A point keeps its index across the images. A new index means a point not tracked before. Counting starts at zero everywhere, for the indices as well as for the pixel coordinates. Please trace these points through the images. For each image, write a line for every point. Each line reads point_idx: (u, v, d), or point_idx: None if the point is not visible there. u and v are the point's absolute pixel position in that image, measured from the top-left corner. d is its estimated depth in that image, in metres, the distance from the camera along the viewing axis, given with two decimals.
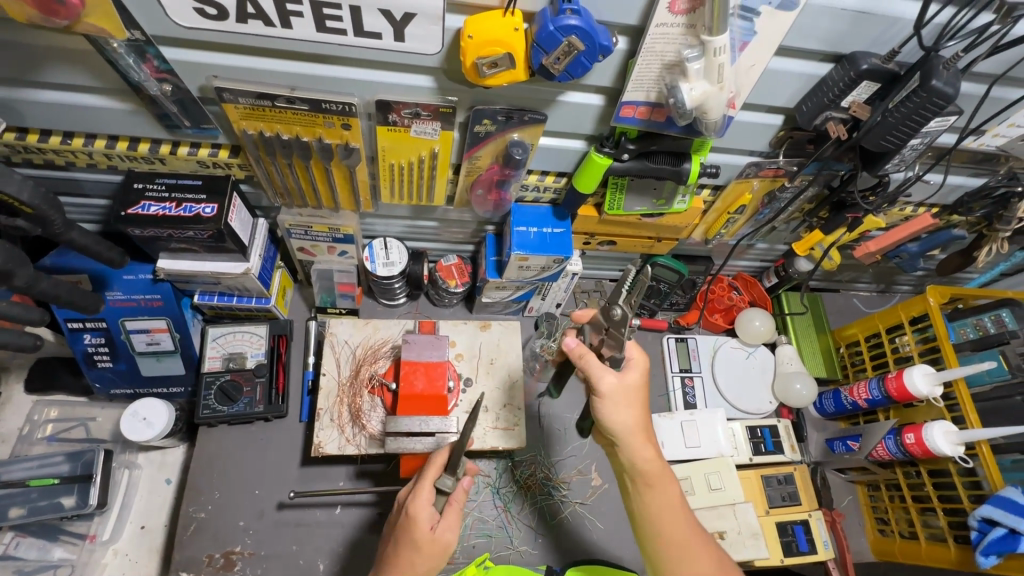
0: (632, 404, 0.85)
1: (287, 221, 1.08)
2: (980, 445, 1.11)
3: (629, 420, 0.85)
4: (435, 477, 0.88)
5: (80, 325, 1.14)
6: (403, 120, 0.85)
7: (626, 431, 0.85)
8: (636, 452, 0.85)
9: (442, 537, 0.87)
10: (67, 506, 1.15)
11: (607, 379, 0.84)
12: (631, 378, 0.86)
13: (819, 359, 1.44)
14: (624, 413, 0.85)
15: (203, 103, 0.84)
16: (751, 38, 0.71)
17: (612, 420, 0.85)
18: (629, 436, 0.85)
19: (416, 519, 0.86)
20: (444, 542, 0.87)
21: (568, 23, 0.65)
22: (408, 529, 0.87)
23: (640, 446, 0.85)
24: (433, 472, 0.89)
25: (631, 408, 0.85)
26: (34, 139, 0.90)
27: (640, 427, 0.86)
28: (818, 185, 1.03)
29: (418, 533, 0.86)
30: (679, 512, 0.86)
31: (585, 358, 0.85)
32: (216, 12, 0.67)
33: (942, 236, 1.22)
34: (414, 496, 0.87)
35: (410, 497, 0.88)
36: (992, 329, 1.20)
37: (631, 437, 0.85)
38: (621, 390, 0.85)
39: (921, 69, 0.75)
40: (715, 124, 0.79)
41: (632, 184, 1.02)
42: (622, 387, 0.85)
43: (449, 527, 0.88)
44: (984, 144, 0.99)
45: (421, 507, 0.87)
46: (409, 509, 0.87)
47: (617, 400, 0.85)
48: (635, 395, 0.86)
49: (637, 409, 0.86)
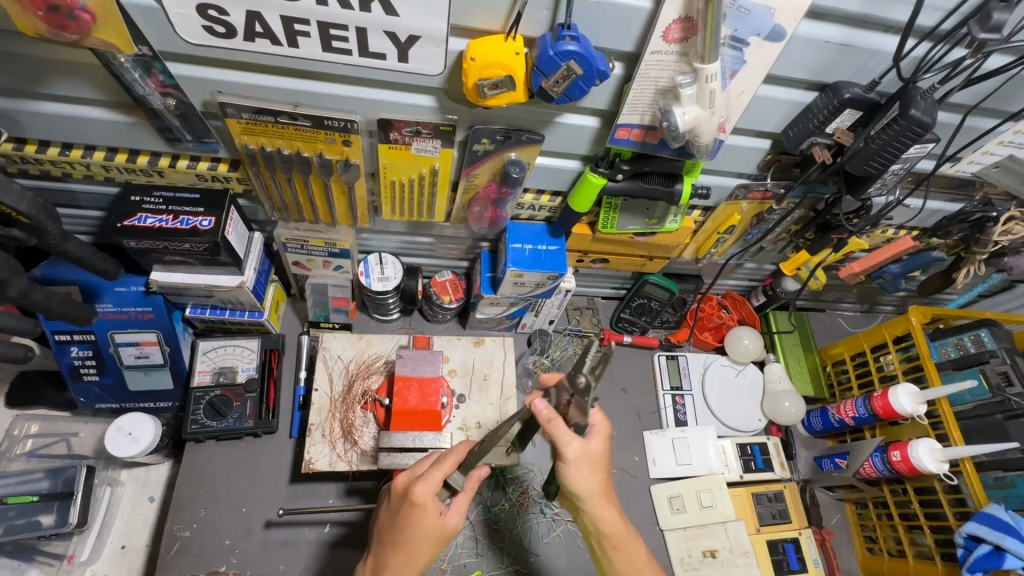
0: (593, 471, 0.85)
1: (283, 235, 1.08)
2: (964, 463, 1.13)
3: (595, 484, 0.85)
4: (448, 471, 0.85)
5: (68, 337, 1.12)
6: (403, 138, 0.87)
7: (592, 494, 0.85)
8: (601, 513, 0.87)
9: (450, 521, 0.86)
10: (45, 524, 1.11)
11: (573, 447, 0.81)
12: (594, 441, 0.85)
13: (806, 377, 1.46)
14: (590, 478, 0.84)
15: (206, 117, 0.85)
16: (741, 66, 0.74)
17: (579, 486, 0.84)
18: (595, 499, 0.86)
19: (424, 507, 0.83)
20: (451, 527, 0.86)
21: (567, 49, 0.68)
22: (414, 516, 0.83)
23: (606, 508, 0.87)
24: (447, 465, 0.85)
25: (595, 473, 0.85)
26: (32, 149, 0.90)
27: (603, 492, 0.86)
28: (804, 208, 1.07)
29: (427, 520, 0.83)
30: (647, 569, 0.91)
31: (553, 423, 0.80)
32: (224, 30, 0.69)
33: (924, 258, 1.26)
34: (422, 482, 0.83)
35: (416, 484, 0.83)
36: (972, 348, 1.22)
37: (597, 499, 0.86)
38: (587, 455, 0.83)
39: (900, 99, 0.79)
40: (707, 146, 0.82)
41: (626, 205, 1.05)
42: (586, 454, 0.83)
43: (457, 512, 0.87)
44: (960, 170, 1.04)
45: (430, 496, 0.83)
46: (414, 496, 0.83)
47: (582, 466, 0.83)
48: (598, 460, 0.85)
49: (600, 476, 0.86)
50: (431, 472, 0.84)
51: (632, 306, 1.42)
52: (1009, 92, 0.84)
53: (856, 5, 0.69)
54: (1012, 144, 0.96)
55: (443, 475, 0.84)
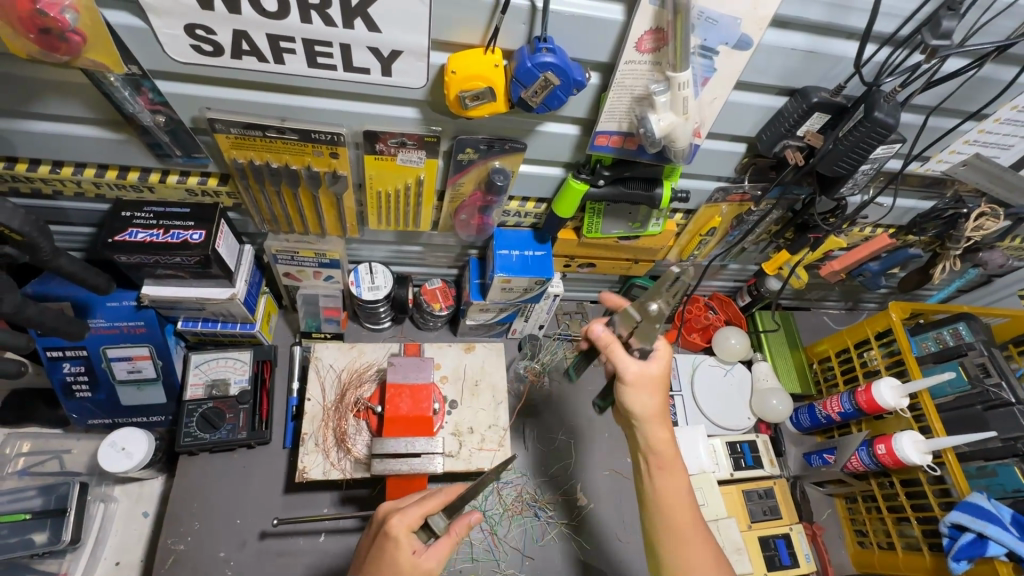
0: (651, 392, 0.87)
1: (273, 246, 1.10)
2: (946, 454, 1.15)
3: (652, 405, 0.87)
4: (429, 510, 0.85)
5: (60, 354, 1.13)
6: (389, 149, 0.89)
7: (650, 415, 0.87)
8: (657, 434, 0.87)
9: (425, 564, 0.82)
10: (38, 542, 1.11)
11: (628, 362, 0.87)
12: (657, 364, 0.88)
13: (793, 375, 1.49)
14: (645, 397, 0.87)
15: (195, 133, 0.87)
16: (711, 74, 0.77)
17: (636, 404, 0.87)
18: (650, 418, 0.87)
19: (397, 541, 0.81)
20: (424, 570, 0.82)
21: (544, 60, 0.70)
22: (386, 548, 0.82)
23: (659, 431, 0.87)
24: (430, 504, 0.85)
25: (654, 393, 0.87)
26: (22, 168, 0.92)
27: (660, 414, 0.87)
28: (781, 209, 1.10)
29: (398, 556, 0.81)
30: (686, 503, 0.86)
31: (611, 347, 0.88)
32: (212, 48, 0.71)
33: (901, 255, 1.30)
34: (398, 514, 0.84)
35: (393, 516, 0.84)
36: (951, 341, 1.26)
37: (656, 421, 0.86)
38: (644, 377, 0.87)
39: (865, 102, 0.83)
40: (683, 151, 0.85)
41: (609, 209, 1.08)
42: (643, 375, 0.87)
43: (434, 556, 0.83)
44: (930, 169, 1.07)
45: (405, 530, 0.82)
46: (389, 527, 0.83)
47: (639, 385, 0.87)
48: (657, 382, 0.88)
49: (658, 397, 0.87)
50: (412, 507, 0.85)
51: None
52: (968, 92, 0.88)
53: (818, 14, 0.72)
54: (977, 142, 1.00)
55: (423, 512, 0.84)
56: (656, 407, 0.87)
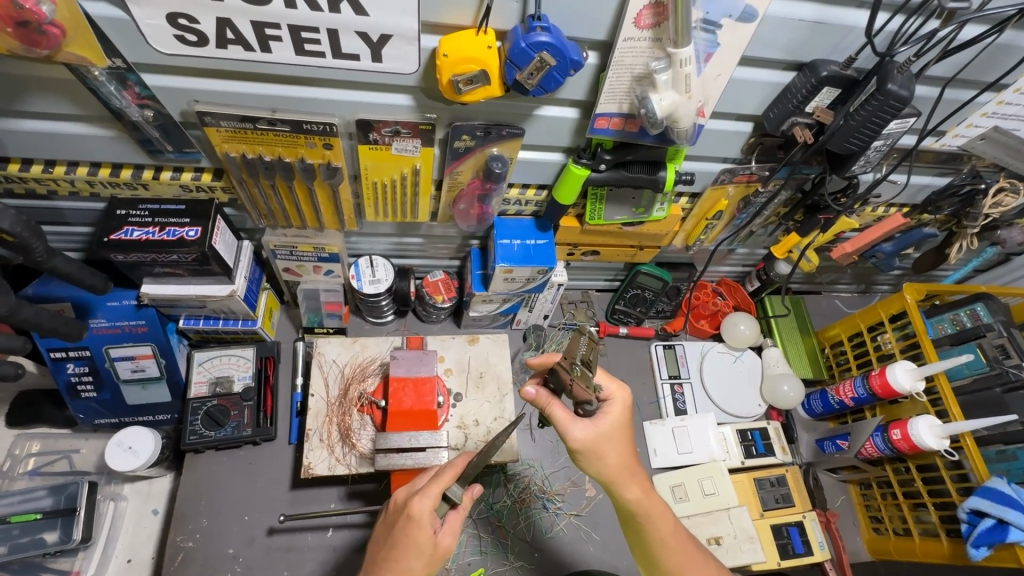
0: (614, 450, 0.85)
1: (271, 241, 1.09)
2: (964, 438, 1.12)
3: (615, 463, 0.84)
4: (445, 485, 0.82)
5: (63, 355, 1.12)
6: (384, 139, 0.87)
7: (613, 474, 0.85)
8: (625, 491, 0.86)
9: (443, 542, 0.82)
10: (49, 541, 1.12)
11: (579, 430, 0.83)
12: (608, 420, 0.85)
13: (804, 360, 1.46)
14: (605, 460, 0.84)
15: (185, 127, 0.85)
16: (715, 49, 0.74)
17: (598, 468, 0.85)
18: (616, 477, 0.85)
19: (419, 522, 0.80)
20: (443, 548, 0.82)
21: (539, 40, 0.68)
22: (408, 531, 0.80)
23: (629, 486, 0.86)
24: (444, 480, 0.83)
25: (613, 449, 0.85)
26: (15, 168, 0.91)
27: (626, 469, 0.85)
28: (790, 189, 1.07)
29: (420, 537, 0.80)
30: (675, 542, 0.89)
31: (551, 407, 0.84)
32: (195, 38, 0.69)
33: (915, 235, 1.26)
34: (416, 495, 0.81)
35: (413, 497, 0.81)
36: (969, 323, 1.22)
37: (620, 478, 0.85)
38: (599, 438, 0.84)
39: (876, 74, 0.79)
40: (686, 132, 0.82)
41: (612, 195, 1.05)
42: (595, 438, 0.84)
43: (450, 532, 0.83)
44: (945, 144, 1.03)
45: (427, 511, 0.81)
46: (410, 510, 0.81)
47: (596, 449, 0.84)
48: (615, 434, 0.85)
49: (618, 454, 0.85)
50: (429, 488, 0.82)
51: (626, 296, 1.44)
52: (985, 62, 0.83)
53: None
54: (995, 114, 0.96)
55: (440, 489, 0.82)
56: (621, 463, 0.85)
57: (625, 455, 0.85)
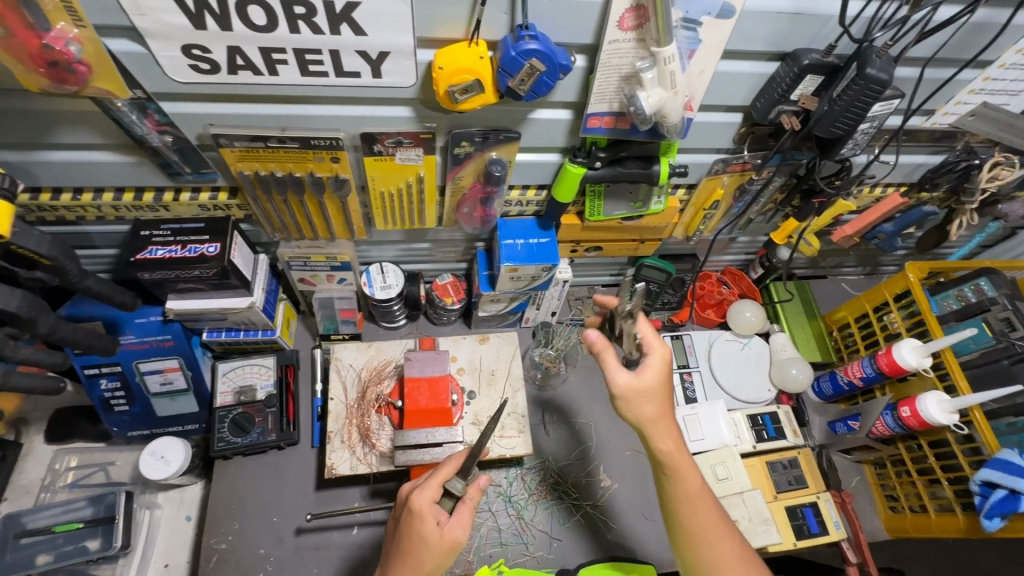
0: (651, 401, 0.89)
1: (286, 253, 1.14)
2: (974, 412, 1.13)
3: (650, 414, 0.89)
4: (444, 477, 0.87)
5: (96, 371, 1.19)
6: (387, 149, 0.92)
7: (648, 423, 0.89)
8: (659, 443, 0.89)
9: (452, 533, 0.83)
10: (92, 548, 1.18)
11: (621, 376, 0.88)
12: (649, 373, 0.88)
13: (811, 344, 1.48)
14: (644, 408, 0.88)
15: (202, 150, 0.91)
16: (697, 45, 0.77)
17: (637, 415, 0.89)
18: (651, 427, 0.89)
19: (421, 515, 0.83)
20: (453, 539, 0.83)
21: (528, 48, 0.72)
22: (412, 525, 0.83)
23: (661, 436, 0.89)
24: (443, 472, 0.87)
25: (650, 402, 0.89)
26: (46, 197, 0.97)
27: (661, 420, 0.89)
28: (783, 175, 1.09)
29: (424, 529, 0.82)
30: (703, 499, 0.90)
31: (603, 353, 0.90)
32: (208, 66, 0.74)
33: (915, 213, 1.27)
34: (415, 490, 0.85)
35: (414, 491, 0.85)
36: (973, 297, 1.23)
37: (654, 427, 0.89)
38: (637, 386, 0.88)
39: (856, 59, 0.81)
40: (675, 126, 0.85)
41: (610, 190, 1.08)
42: (636, 386, 0.88)
43: (459, 525, 0.84)
44: (936, 123, 1.05)
45: (427, 503, 0.84)
46: (411, 503, 0.84)
47: (634, 396, 0.88)
48: (655, 387, 0.89)
49: (655, 405, 0.89)
50: (428, 481, 0.86)
51: None
52: (964, 41, 0.86)
53: None
54: (983, 91, 0.98)
55: (440, 482, 0.86)
56: (657, 413, 0.89)
57: (661, 407, 0.89)
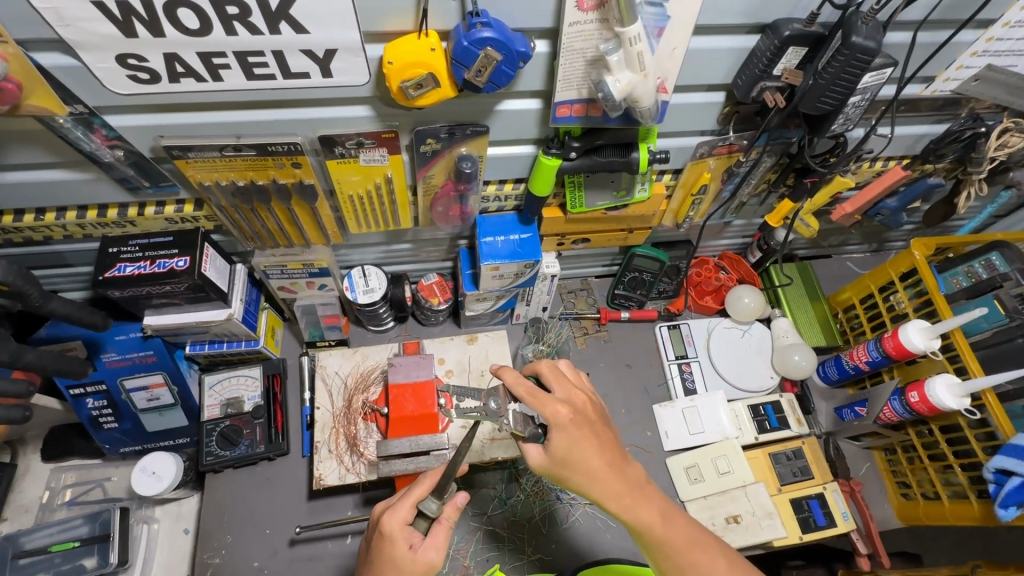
0: (584, 450, 0.81)
1: (261, 263, 1.10)
2: (985, 395, 1.07)
3: (588, 469, 0.82)
4: (416, 497, 0.84)
5: (81, 391, 1.18)
6: (349, 151, 0.88)
7: (590, 481, 0.82)
8: (606, 493, 0.83)
9: (425, 556, 0.80)
10: (89, 566, 1.18)
11: (536, 457, 0.83)
12: (562, 436, 0.81)
13: (815, 328, 1.42)
14: (576, 474, 0.82)
15: (158, 162, 0.88)
16: (665, 22, 0.72)
17: (577, 478, 0.82)
18: (597, 481, 0.82)
19: (392, 538, 0.81)
20: (427, 563, 0.80)
21: (481, 36, 0.66)
22: (384, 548, 0.82)
23: (605, 486, 0.83)
24: (416, 492, 0.84)
25: (581, 455, 0.81)
26: (10, 219, 0.95)
27: (603, 469, 0.82)
28: (774, 154, 1.03)
29: (395, 552, 0.80)
30: (679, 537, 0.85)
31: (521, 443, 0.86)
32: (148, 76, 0.71)
33: (919, 186, 1.19)
34: (387, 512, 0.84)
35: (385, 513, 0.84)
36: (983, 274, 1.16)
37: (598, 480, 0.82)
38: (558, 452, 0.81)
39: (841, 27, 0.75)
40: (649, 111, 0.79)
41: (590, 180, 1.03)
42: (556, 456, 0.81)
43: (432, 547, 0.81)
44: (937, 90, 0.98)
45: (398, 524, 0.82)
46: (383, 525, 0.83)
47: (562, 463, 0.82)
48: (578, 438, 0.81)
49: (590, 460, 0.82)
50: (400, 502, 0.84)
51: (624, 280, 1.42)
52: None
53: None
54: (987, 53, 0.90)
55: (413, 502, 0.83)
56: (595, 464, 0.82)
57: (596, 452, 0.82)
